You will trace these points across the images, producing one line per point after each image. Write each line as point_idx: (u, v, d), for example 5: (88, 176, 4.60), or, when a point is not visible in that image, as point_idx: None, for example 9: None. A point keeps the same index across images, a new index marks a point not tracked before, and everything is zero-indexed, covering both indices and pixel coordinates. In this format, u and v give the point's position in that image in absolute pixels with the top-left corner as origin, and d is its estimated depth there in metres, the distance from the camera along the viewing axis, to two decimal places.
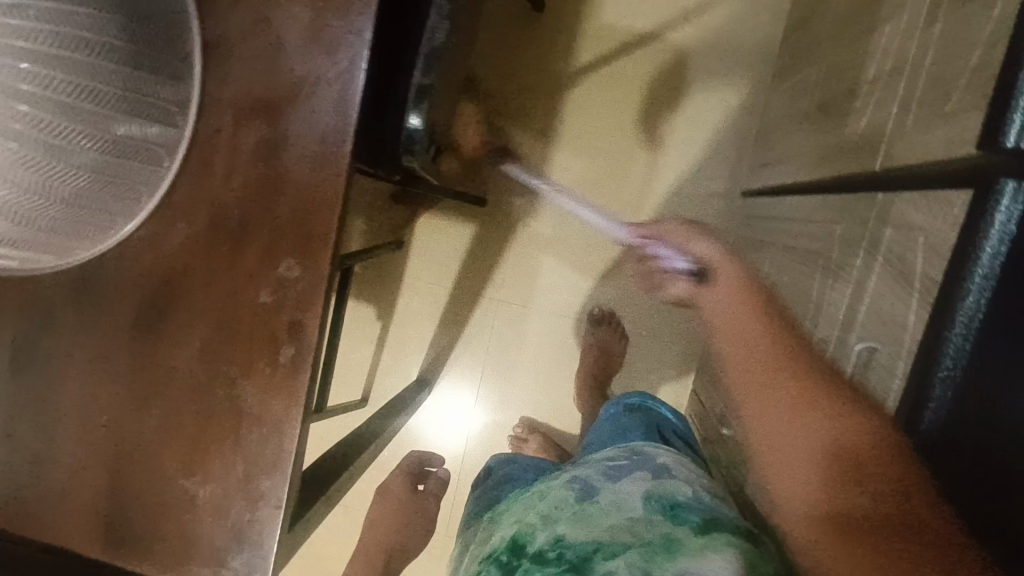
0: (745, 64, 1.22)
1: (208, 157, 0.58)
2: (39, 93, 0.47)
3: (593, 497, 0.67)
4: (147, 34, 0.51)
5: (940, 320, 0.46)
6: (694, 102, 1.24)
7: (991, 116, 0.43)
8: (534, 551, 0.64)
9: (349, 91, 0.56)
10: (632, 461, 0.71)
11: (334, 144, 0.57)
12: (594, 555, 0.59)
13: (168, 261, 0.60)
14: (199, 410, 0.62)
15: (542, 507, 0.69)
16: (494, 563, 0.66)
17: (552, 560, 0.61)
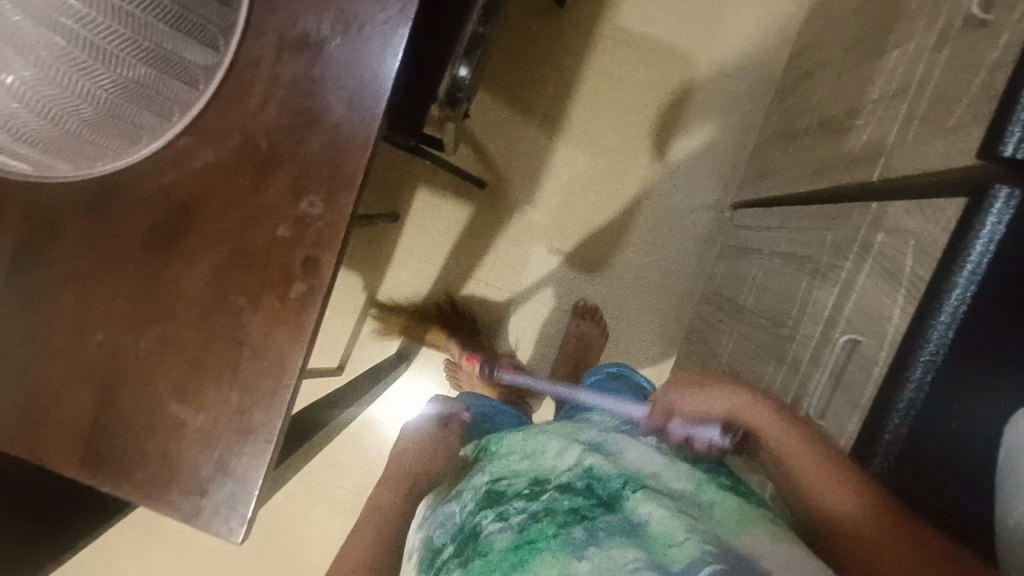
0: (748, 83, 1.28)
1: (245, 86, 0.60)
2: None
3: (612, 445, 0.68)
4: None
5: (928, 309, 0.51)
6: (697, 113, 1.29)
7: (993, 125, 0.47)
8: (556, 483, 0.62)
9: (395, 38, 0.58)
10: (640, 423, 0.75)
11: (372, 88, 0.59)
12: (625, 492, 0.59)
13: (191, 184, 0.61)
14: (202, 335, 0.62)
15: (555, 443, 0.69)
16: (512, 493, 0.64)
17: (580, 491, 0.60)
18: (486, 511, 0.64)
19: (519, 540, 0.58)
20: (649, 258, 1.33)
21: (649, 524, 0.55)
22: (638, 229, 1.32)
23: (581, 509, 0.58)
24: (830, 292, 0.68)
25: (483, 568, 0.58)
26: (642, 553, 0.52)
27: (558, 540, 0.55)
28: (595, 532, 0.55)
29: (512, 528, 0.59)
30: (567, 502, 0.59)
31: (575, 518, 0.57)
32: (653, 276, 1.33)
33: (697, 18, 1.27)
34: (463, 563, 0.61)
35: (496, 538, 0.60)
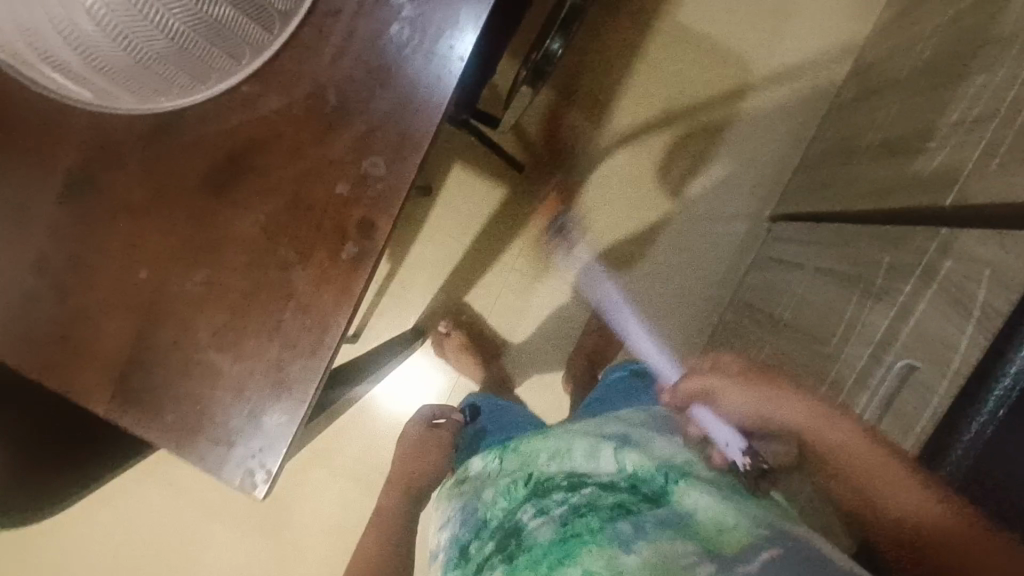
0: (802, 95, 1.26)
1: (321, 36, 0.58)
2: None
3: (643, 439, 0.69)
4: None
5: (1004, 345, 0.50)
6: (747, 120, 1.27)
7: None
8: (596, 479, 0.62)
9: (479, 3, 0.56)
10: (668, 420, 0.76)
11: (449, 51, 0.57)
12: (670, 489, 0.60)
13: (254, 129, 0.59)
14: (248, 286, 0.61)
15: (587, 440, 0.69)
16: (550, 489, 0.63)
17: (623, 488, 0.60)
18: (524, 508, 0.63)
19: (564, 534, 0.57)
20: (677, 262, 1.32)
21: (696, 518, 0.56)
22: (670, 231, 1.31)
23: (626, 503, 0.58)
24: (884, 315, 0.67)
25: (528, 562, 0.57)
26: (695, 545, 0.52)
27: (604, 533, 0.55)
28: (642, 524, 0.55)
29: (554, 522, 0.59)
30: (610, 497, 0.59)
31: (620, 512, 0.57)
32: (680, 280, 1.32)
33: (759, 21, 1.25)
34: (507, 559, 0.60)
35: (539, 531, 0.59)
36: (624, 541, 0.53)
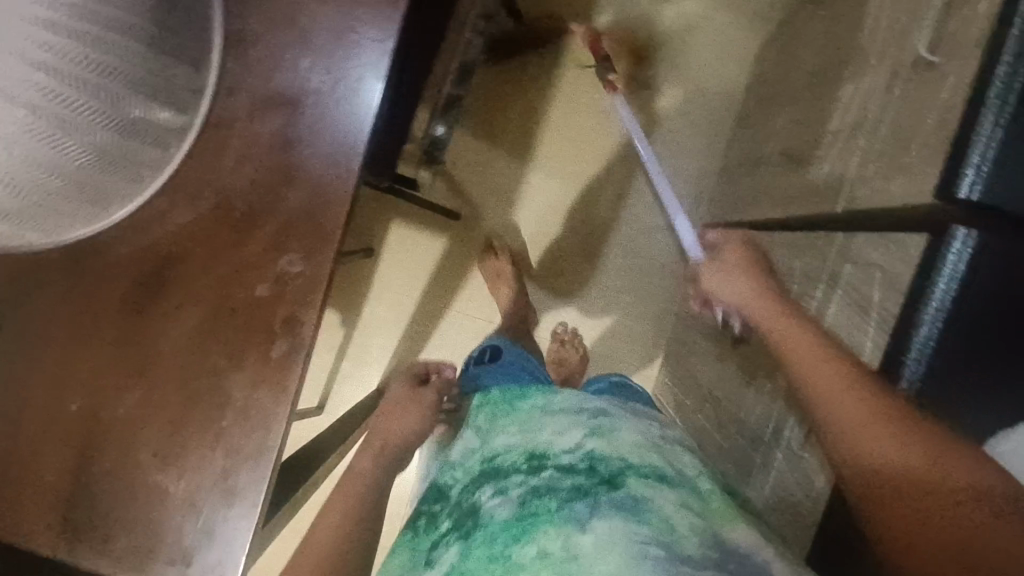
0: (711, 109, 1.32)
1: (220, 146, 0.59)
2: (59, 65, 0.45)
3: (613, 422, 0.71)
4: (173, 22, 0.52)
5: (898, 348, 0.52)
6: (664, 140, 1.32)
7: (942, 177, 0.50)
8: (555, 461, 0.65)
9: (368, 96, 0.59)
10: (638, 411, 0.79)
11: (347, 143, 0.59)
12: (626, 473, 0.62)
13: (166, 245, 0.60)
14: (183, 398, 0.61)
15: (554, 420, 0.72)
16: (513, 466, 0.67)
17: (580, 470, 0.63)
18: (484, 487, 0.67)
19: (520, 515, 0.61)
20: (623, 284, 1.35)
21: (650, 504, 0.59)
22: (611, 255, 1.35)
23: (584, 487, 0.61)
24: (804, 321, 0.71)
25: (484, 539, 0.61)
26: (646, 529, 0.56)
27: (560, 515, 0.59)
28: (596, 507, 0.59)
29: (513, 502, 0.63)
30: (569, 480, 0.62)
31: (575, 496, 0.60)
32: (629, 301, 1.35)
33: (661, 39, 1.29)
34: (462, 535, 0.64)
35: (497, 512, 0.63)
36: (578, 524, 0.58)
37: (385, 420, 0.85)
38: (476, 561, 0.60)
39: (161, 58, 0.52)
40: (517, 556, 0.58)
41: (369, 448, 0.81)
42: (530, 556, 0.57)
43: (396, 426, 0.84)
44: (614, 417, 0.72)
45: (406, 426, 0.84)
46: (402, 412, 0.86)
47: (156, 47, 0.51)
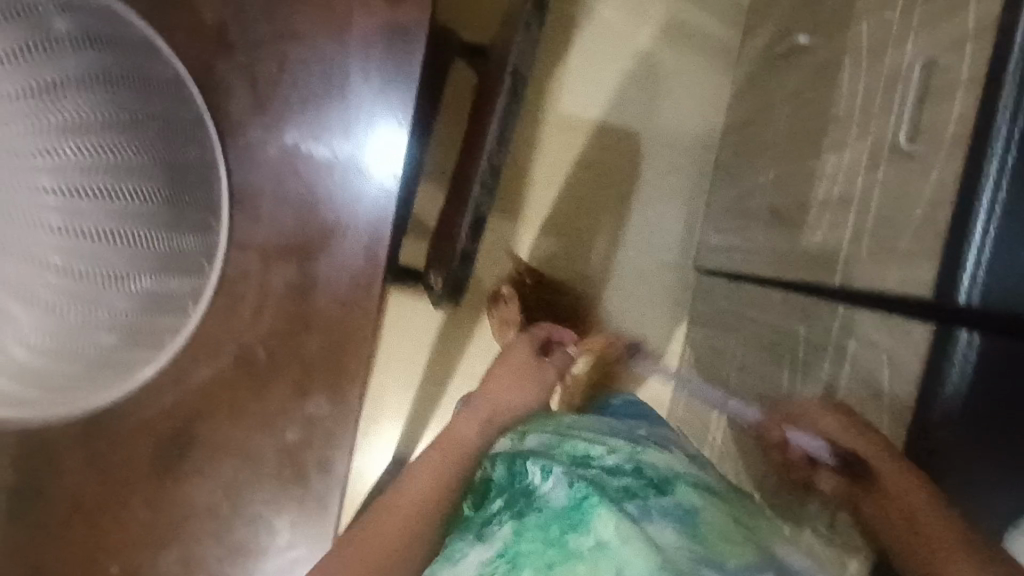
0: (691, 153, 1.34)
1: (236, 300, 0.60)
2: (76, 267, 0.46)
3: (655, 440, 0.72)
4: (180, 196, 0.53)
5: (920, 447, 0.54)
6: (649, 188, 1.34)
7: (940, 278, 0.54)
8: (604, 460, 0.63)
9: (377, 238, 0.60)
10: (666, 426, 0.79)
11: (361, 285, 0.60)
12: (673, 480, 0.62)
13: (190, 401, 0.60)
14: (222, 549, 0.61)
15: (597, 428, 0.70)
16: (562, 457, 0.63)
17: (628, 472, 0.62)
18: (527, 464, 0.62)
19: (574, 498, 0.57)
20: (624, 330, 1.36)
21: (701, 516, 0.59)
22: (609, 303, 1.35)
23: (635, 489, 0.60)
24: (815, 390, 0.73)
25: (538, 522, 0.57)
26: (694, 541, 0.56)
27: (614, 504, 0.57)
28: (648, 511, 0.58)
29: (563, 484, 0.59)
30: (620, 481, 0.61)
31: (626, 494, 0.59)
32: None
33: (634, 89, 1.31)
34: (513, 515, 0.59)
35: (549, 494, 0.59)
36: (636, 521, 0.55)
37: (490, 383, 0.74)
38: (530, 542, 0.56)
39: (174, 233, 0.52)
40: (574, 543, 0.55)
41: (475, 415, 0.71)
42: (586, 547, 0.54)
43: (518, 396, 0.74)
44: (658, 436, 0.73)
45: (521, 400, 0.74)
46: (515, 380, 0.75)
47: (167, 225, 0.51)
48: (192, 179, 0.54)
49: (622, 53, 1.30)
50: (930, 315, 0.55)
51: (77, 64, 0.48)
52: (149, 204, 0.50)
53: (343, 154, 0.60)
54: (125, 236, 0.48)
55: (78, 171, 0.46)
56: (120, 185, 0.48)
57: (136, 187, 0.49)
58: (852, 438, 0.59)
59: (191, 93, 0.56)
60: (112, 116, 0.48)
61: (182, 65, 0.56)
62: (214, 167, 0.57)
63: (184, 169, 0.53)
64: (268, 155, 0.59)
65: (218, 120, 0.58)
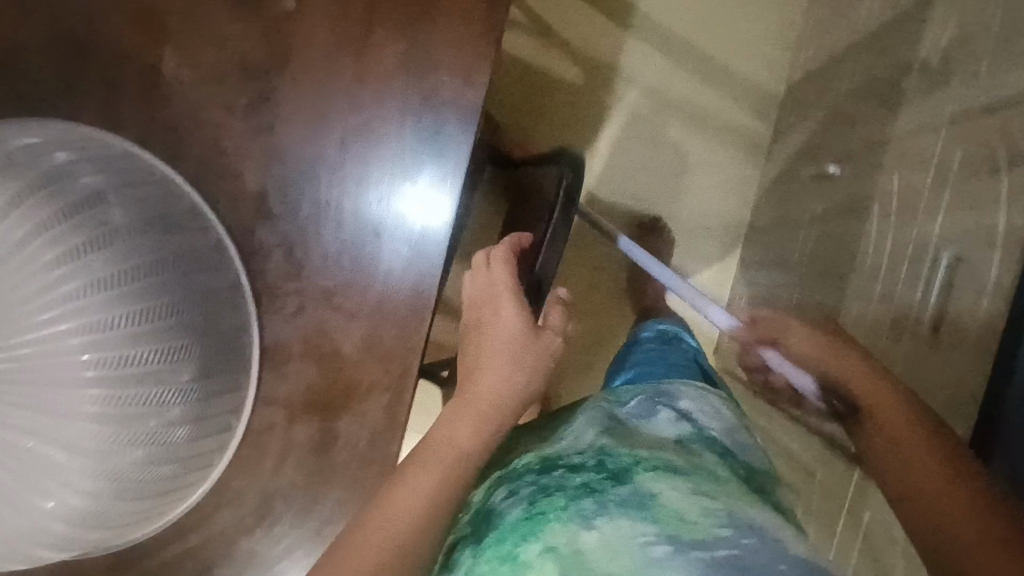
0: (717, 238, 1.31)
1: (258, 453, 0.61)
2: (106, 448, 0.48)
3: (628, 425, 0.63)
4: (211, 364, 0.54)
5: None
6: (676, 277, 1.31)
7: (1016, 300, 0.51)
8: (566, 462, 0.56)
9: (400, 399, 0.61)
10: (650, 407, 0.69)
11: (382, 443, 0.61)
12: (636, 465, 0.53)
13: (211, 546, 0.62)
14: None
15: (565, 430, 0.63)
16: (525, 472, 0.58)
17: (588, 467, 0.54)
18: (494, 495, 0.57)
19: (527, 513, 0.52)
20: None
21: (663, 498, 0.49)
22: None
23: (590, 482, 0.52)
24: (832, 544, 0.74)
25: (495, 539, 0.52)
26: (655, 525, 0.47)
27: (565, 518, 0.50)
28: (604, 504, 0.50)
29: (519, 502, 0.53)
30: (574, 479, 0.53)
31: (582, 491, 0.51)
32: None
33: (664, 166, 1.29)
34: (470, 541, 0.54)
35: (507, 510, 0.54)
36: (585, 518, 0.49)
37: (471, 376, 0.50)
38: (486, 563, 0.51)
39: (203, 400, 0.54)
40: (523, 556, 0.49)
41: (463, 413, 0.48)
42: (535, 553, 0.49)
43: (501, 373, 0.49)
44: (633, 424, 0.64)
45: (515, 384, 0.49)
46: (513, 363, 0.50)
47: (197, 395, 0.53)
48: (224, 344, 0.56)
49: (650, 132, 1.28)
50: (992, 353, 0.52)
51: (123, 250, 0.51)
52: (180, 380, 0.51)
53: (370, 318, 0.61)
54: (154, 414, 0.50)
55: (120, 365, 0.48)
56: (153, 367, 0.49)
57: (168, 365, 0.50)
58: (840, 363, 0.55)
59: (231, 259, 0.59)
60: (154, 300, 0.51)
61: (225, 231, 0.59)
62: (246, 328, 0.58)
63: (216, 335, 0.55)
64: (323, 235, 0.61)
65: (254, 284, 0.60)
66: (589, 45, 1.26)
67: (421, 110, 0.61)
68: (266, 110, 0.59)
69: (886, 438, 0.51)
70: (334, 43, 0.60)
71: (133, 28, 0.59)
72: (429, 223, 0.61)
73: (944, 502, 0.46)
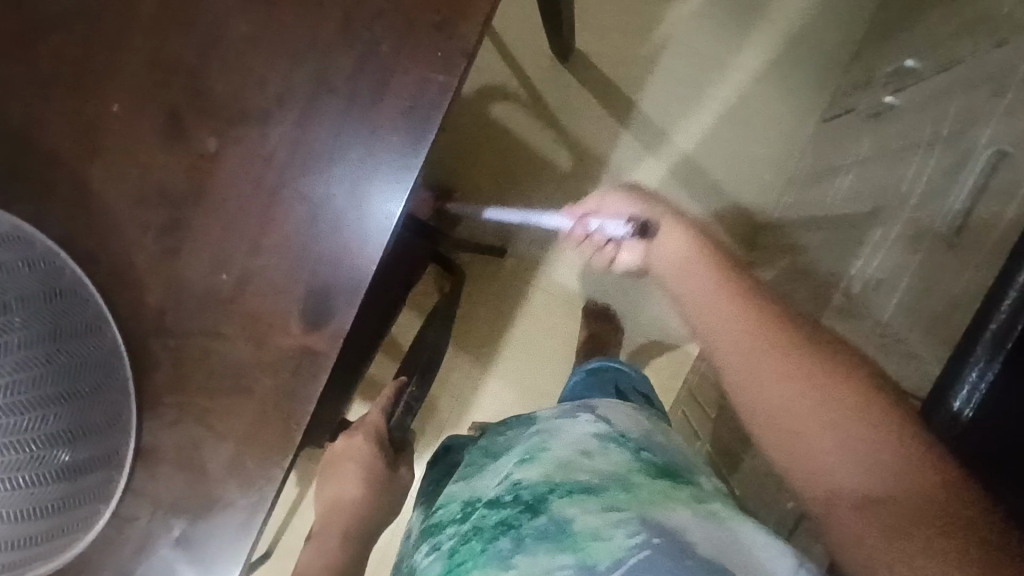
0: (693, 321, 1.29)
1: (118, 536, 0.66)
2: None
3: (542, 435, 0.63)
4: (78, 463, 0.58)
5: None
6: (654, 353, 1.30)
7: (933, 392, 0.53)
8: (485, 500, 0.59)
9: (254, 516, 0.66)
10: (571, 410, 0.68)
11: (232, 553, 0.66)
12: (549, 493, 0.54)
13: None
14: None
15: (480, 463, 0.67)
16: (451, 524, 0.60)
17: (506, 503, 0.56)
18: (423, 545, 0.63)
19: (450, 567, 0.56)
20: None
21: (575, 524, 0.51)
22: None
23: (507, 520, 0.55)
24: None
25: None
26: (570, 556, 0.49)
27: (486, 562, 0.53)
28: (521, 541, 0.52)
29: (442, 556, 0.58)
30: (494, 516, 0.56)
31: (501, 531, 0.55)
32: None
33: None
34: None
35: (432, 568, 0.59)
36: (503, 562, 0.52)
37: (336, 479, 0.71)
38: None
39: (65, 495, 0.57)
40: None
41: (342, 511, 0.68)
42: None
43: (358, 488, 0.70)
44: (547, 431, 0.63)
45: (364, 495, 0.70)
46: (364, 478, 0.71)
47: (58, 493, 0.57)
48: (96, 443, 0.59)
49: (631, 225, 1.28)
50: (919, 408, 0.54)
51: (11, 363, 0.53)
52: (43, 483, 0.55)
53: (241, 440, 0.65)
54: (12, 513, 0.53)
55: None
56: (16, 474, 0.52)
57: (34, 471, 0.54)
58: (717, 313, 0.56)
59: (123, 362, 0.63)
60: (29, 414, 0.53)
61: (122, 336, 0.63)
62: (124, 427, 0.62)
63: (88, 436, 0.59)
64: (282, 260, 0.63)
65: (140, 385, 0.65)
66: (584, 134, 1.28)
67: (372, 141, 0.61)
68: (178, 233, 0.63)
69: (750, 341, 0.52)
70: (270, 177, 0.62)
71: (71, 132, 0.63)
72: (321, 358, 0.64)
73: (867, 449, 0.46)
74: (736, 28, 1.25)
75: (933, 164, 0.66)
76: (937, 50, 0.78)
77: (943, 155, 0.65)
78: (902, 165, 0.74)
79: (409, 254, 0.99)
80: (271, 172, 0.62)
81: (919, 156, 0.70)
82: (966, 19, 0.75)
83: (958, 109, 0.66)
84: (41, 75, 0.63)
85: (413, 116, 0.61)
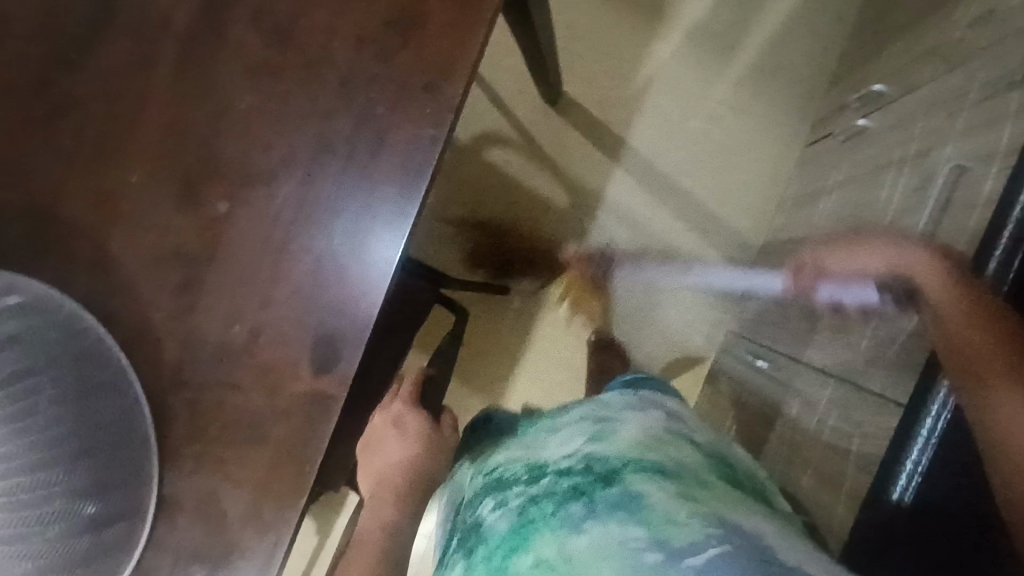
0: (703, 336, 1.32)
1: None
2: None
3: (614, 423, 0.65)
4: (103, 517, 0.61)
5: None
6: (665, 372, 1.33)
7: (878, 474, 0.58)
8: (556, 469, 0.60)
9: (271, 562, 0.68)
10: (641, 405, 0.72)
11: None
12: (625, 469, 0.56)
13: None
14: None
15: (547, 434, 0.68)
16: (515, 484, 0.61)
17: (578, 472, 0.58)
18: (484, 500, 0.63)
19: (517, 524, 0.56)
20: None
21: (651, 499, 0.52)
22: None
23: (580, 486, 0.56)
24: None
25: (484, 554, 0.56)
26: (643, 528, 0.49)
27: (555, 521, 0.53)
28: (594, 508, 0.53)
29: (511, 511, 0.58)
30: (566, 483, 0.57)
31: (572, 496, 0.55)
32: None
33: (636, 294, 1.32)
34: (463, 554, 0.59)
35: (494, 523, 0.58)
36: (573, 526, 0.52)
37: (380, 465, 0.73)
38: None
39: (92, 548, 0.61)
40: (514, 566, 0.53)
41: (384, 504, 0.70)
42: (528, 565, 0.52)
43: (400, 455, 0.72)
44: (617, 422, 0.66)
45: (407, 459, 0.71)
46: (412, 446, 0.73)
47: (86, 546, 0.60)
48: (119, 498, 0.63)
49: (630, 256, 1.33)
50: (866, 495, 0.60)
51: (43, 422, 0.57)
52: (72, 537, 0.58)
53: (256, 487, 0.68)
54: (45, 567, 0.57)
55: (25, 539, 0.55)
56: (47, 529, 0.56)
57: (64, 525, 0.57)
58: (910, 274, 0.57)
59: (144, 416, 0.66)
60: (59, 470, 0.57)
61: (144, 392, 0.67)
62: (145, 482, 0.65)
63: (113, 491, 0.62)
64: (291, 297, 0.67)
65: (161, 440, 0.68)
66: (578, 173, 1.33)
67: (376, 184, 0.65)
68: (193, 292, 0.68)
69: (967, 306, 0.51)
70: (274, 233, 0.67)
71: (95, 203, 0.68)
72: (330, 403, 0.67)
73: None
74: (716, 65, 1.30)
75: (904, 183, 0.70)
76: (903, 76, 0.82)
77: (911, 174, 0.68)
78: (876, 185, 0.77)
79: (412, 296, 1.02)
80: (276, 230, 0.67)
81: (891, 175, 0.74)
82: (925, 46, 0.80)
83: (922, 131, 0.70)
84: (67, 152, 0.69)
85: (404, 168, 0.65)
